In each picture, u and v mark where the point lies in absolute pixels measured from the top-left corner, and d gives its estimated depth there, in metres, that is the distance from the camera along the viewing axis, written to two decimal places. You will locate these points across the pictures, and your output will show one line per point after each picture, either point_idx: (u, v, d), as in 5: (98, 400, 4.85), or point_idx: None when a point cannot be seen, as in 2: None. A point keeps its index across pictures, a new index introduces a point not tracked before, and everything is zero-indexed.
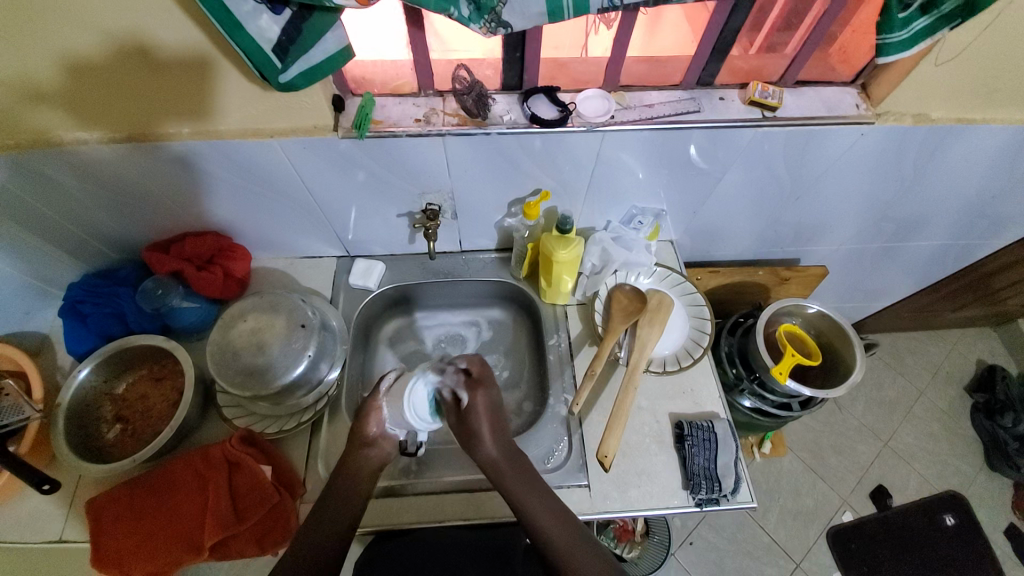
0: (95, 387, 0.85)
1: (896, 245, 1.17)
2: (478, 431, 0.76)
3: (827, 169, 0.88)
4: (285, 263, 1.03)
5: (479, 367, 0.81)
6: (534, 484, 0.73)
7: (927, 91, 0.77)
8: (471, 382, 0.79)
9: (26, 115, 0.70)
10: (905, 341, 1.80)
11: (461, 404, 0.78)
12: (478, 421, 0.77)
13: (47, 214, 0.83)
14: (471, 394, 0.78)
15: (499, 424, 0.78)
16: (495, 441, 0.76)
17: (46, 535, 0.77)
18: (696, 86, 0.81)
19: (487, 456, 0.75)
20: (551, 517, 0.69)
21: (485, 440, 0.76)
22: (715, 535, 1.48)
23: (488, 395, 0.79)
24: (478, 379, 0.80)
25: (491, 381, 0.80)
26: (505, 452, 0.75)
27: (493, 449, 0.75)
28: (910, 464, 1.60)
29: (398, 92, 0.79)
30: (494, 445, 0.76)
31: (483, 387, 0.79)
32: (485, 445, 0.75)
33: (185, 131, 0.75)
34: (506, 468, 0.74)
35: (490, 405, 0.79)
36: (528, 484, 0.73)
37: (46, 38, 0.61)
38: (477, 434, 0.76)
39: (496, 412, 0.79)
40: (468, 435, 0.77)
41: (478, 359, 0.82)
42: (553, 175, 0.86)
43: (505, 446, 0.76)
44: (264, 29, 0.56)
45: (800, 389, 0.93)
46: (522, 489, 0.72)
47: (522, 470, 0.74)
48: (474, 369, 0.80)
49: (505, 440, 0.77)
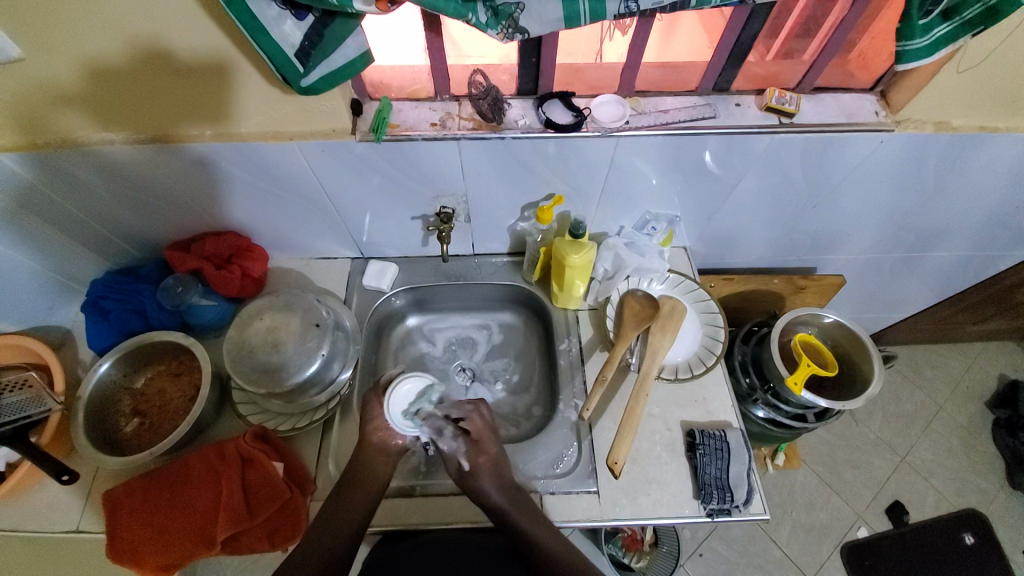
0: (115, 380, 0.87)
1: (916, 255, 1.15)
2: (480, 487, 0.77)
3: (844, 177, 0.87)
4: (300, 264, 1.04)
5: (477, 428, 0.83)
6: (534, 514, 0.75)
7: (948, 98, 0.75)
8: (471, 446, 0.80)
9: (55, 116, 0.73)
10: (924, 354, 1.76)
11: (461, 469, 0.79)
12: (482, 477, 0.77)
13: (73, 212, 0.85)
14: (470, 460, 0.79)
15: (504, 473, 0.79)
16: (497, 487, 0.76)
17: (64, 525, 0.79)
18: (712, 91, 0.80)
19: (494, 505, 0.75)
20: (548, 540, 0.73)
21: (490, 491, 0.76)
22: (725, 547, 1.45)
23: (490, 457, 0.80)
24: (477, 439, 0.81)
25: (490, 443, 0.81)
26: (508, 495, 0.76)
27: (494, 492, 0.76)
28: (929, 480, 1.55)
29: (415, 97, 0.80)
30: (496, 492, 0.76)
31: (483, 451, 0.80)
32: (492, 497, 0.76)
33: (206, 132, 0.77)
34: (513, 513, 0.74)
35: (491, 465, 0.79)
36: (529, 513, 0.75)
37: (77, 41, 0.63)
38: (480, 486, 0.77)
39: (502, 467, 0.79)
40: (472, 492, 0.77)
41: (474, 416, 0.84)
42: (566, 180, 0.86)
43: (506, 488, 0.77)
44: (287, 34, 0.57)
45: (815, 401, 0.92)
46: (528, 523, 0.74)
47: (522, 505, 0.76)
48: (473, 431, 0.82)
49: (507, 486, 0.77)
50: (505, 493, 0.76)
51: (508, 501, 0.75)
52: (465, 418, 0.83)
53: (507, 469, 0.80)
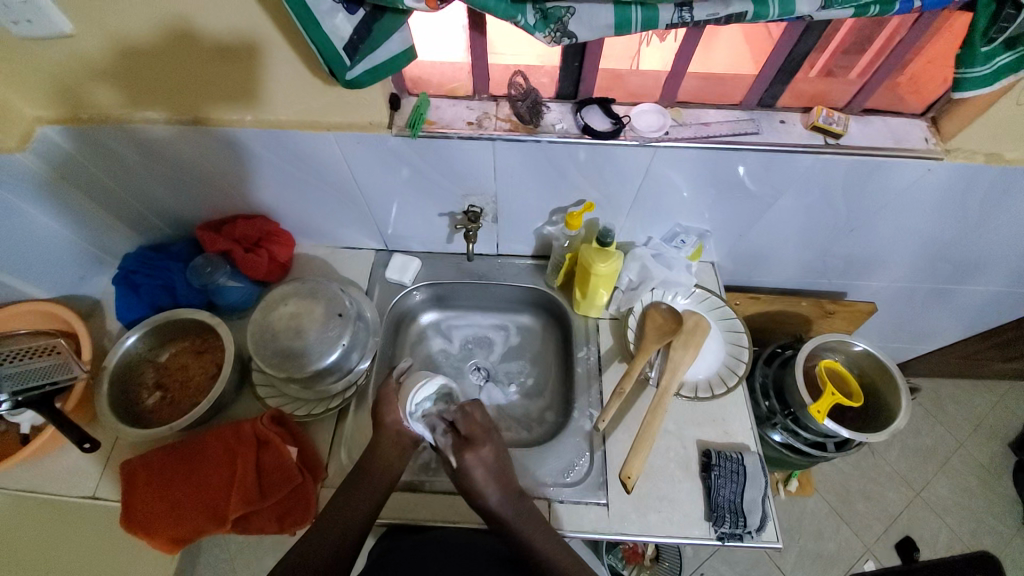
0: (141, 353, 0.89)
1: (951, 287, 1.11)
2: (475, 487, 0.74)
3: (885, 203, 0.85)
4: (325, 252, 1.05)
5: (467, 425, 0.79)
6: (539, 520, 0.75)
7: (1004, 130, 0.72)
8: (460, 443, 0.77)
9: (102, 92, 0.75)
10: (948, 388, 1.70)
11: (451, 466, 0.76)
12: (477, 477, 0.75)
13: (111, 186, 0.87)
14: (459, 458, 0.75)
15: (500, 474, 0.76)
16: (496, 489, 0.74)
17: (79, 491, 0.81)
18: (756, 107, 0.78)
19: (490, 510, 0.74)
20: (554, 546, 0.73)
21: (488, 494, 0.74)
22: (728, 568, 1.43)
23: (479, 456, 0.75)
24: (468, 438, 0.77)
25: (482, 440, 0.77)
26: (508, 499, 0.74)
27: (502, 489, 0.75)
28: (944, 518, 1.50)
29: (453, 94, 0.80)
30: (495, 497, 0.74)
31: (472, 449, 0.76)
32: (486, 500, 0.74)
33: (245, 117, 0.78)
34: (510, 518, 0.73)
35: (484, 464, 0.76)
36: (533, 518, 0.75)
37: (129, 21, 0.65)
38: (477, 486, 0.74)
39: (499, 467, 0.76)
40: (466, 490, 0.75)
41: (465, 413, 0.79)
42: (598, 187, 0.85)
43: (507, 494, 0.75)
44: (338, 27, 0.57)
45: (837, 430, 0.89)
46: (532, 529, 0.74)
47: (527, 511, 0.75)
48: (462, 430, 0.78)
49: (508, 486, 0.75)
50: (502, 497, 0.74)
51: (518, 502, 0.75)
52: (455, 417, 0.79)
53: (502, 471, 0.77)
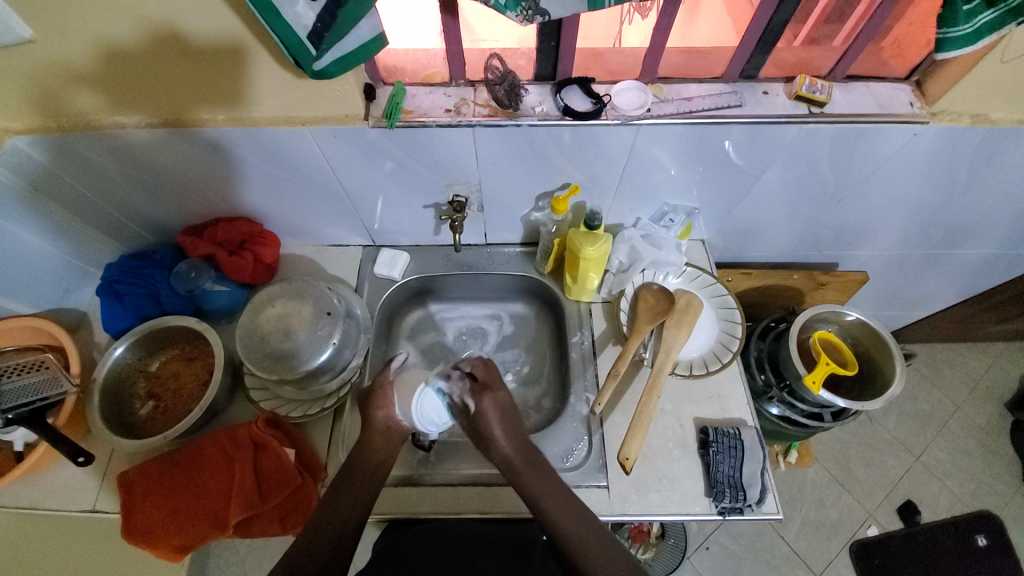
0: (130, 364, 0.88)
1: (941, 252, 1.11)
2: (490, 433, 0.75)
3: (873, 170, 0.84)
4: (313, 250, 1.04)
5: (484, 374, 0.80)
6: (553, 481, 0.72)
7: (988, 89, 0.71)
8: (477, 389, 0.77)
9: (73, 99, 0.72)
10: (942, 352, 1.72)
11: (468, 412, 0.76)
12: (488, 422, 0.75)
13: (87, 195, 0.85)
14: (477, 401, 0.76)
15: (510, 421, 0.77)
16: (508, 436, 0.75)
17: (80, 504, 0.81)
18: (738, 79, 0.77)
19: (502, 454, 0.74)
20: (566, 511, 0.70)
21: (499, 439, 0.75)
22: (733, 541, 1.45)
23: (495, 398, 0.77)
24: (485, 383, 0.79)
25: (498, 385, 0.79)
26: (519, 448, 0.74)
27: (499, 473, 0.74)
28: (942, 480, 1.53)
29: (429, 82, 0.78)
30: (507, 441, 0.75)
31: (489, 393, 0.77)
32: (499, 444, 0.74)
33: (219, 117, 0.76)
34: (520, 464, 0.73)
35: (499, 406, 0.77)
36: (546, 479, 0.73)
37: (90, 24, 0.63)
38: (490, 432, 0.75)
39: (509, 413, 0.77)
40: (481, 437, 0.75)
41: (483, 363, 0.81)
42: (584, 170, 0.84)
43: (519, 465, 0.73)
44: (301, 15, 0.56)
45: (833, 400, 0.89)
46: (545, 491, 0.71)
47: (536, 471, 0.73)
48: (480, 376, 0.79)
49: (518, 435, 0.76)
50: (515, 444, 0.75)
51: (527, 460, 0.74)
52: (474, 365, 0.80)
53: (514, 417, 0.78)
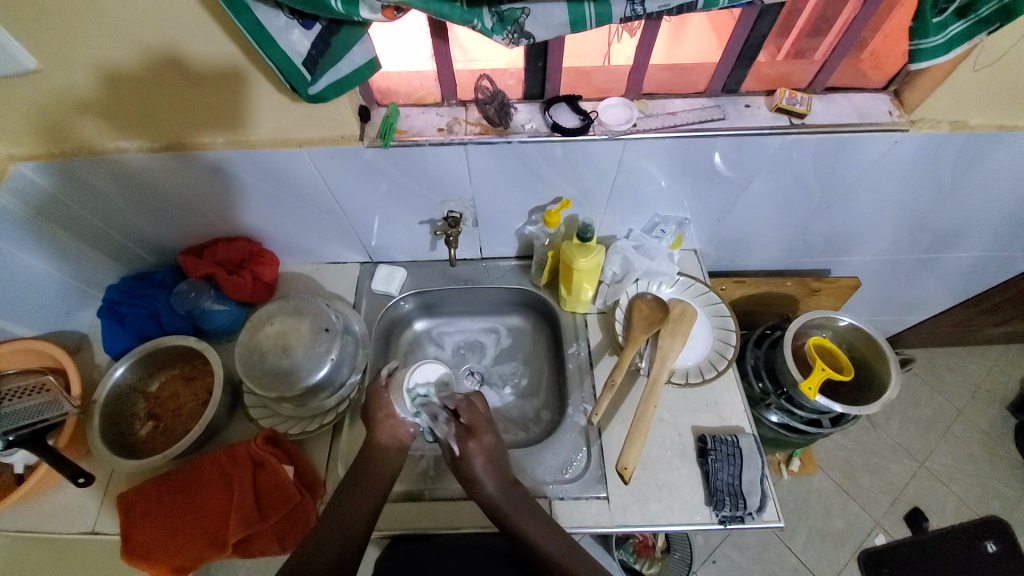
0: (130, 384, 0.89)
1: (933, 256, 1.12)
2: (475, 477, 0.74)
3: (858, 178, 0.86)
4: (311, 268, 1.05)
5: (470, 416, 0.78)
6: (548, 523, 0.72)
7: (964, 97, 0.74)
8: (463, 432, 0.77)
9: (77, 125, 0.75)
10: (942, 357, 1.72)
11: (454, 454, 0.76)
12: (474, 466, 0.75)
13: (90, 219, 0.87)
14: (461, 446, 0.76)
15: (498, 465, 0.76)
16: (495, 481, 0.74)
17: (79, 526, 0.80)
18: (721, 93, 0.80)
19: (489, 499, 0.73)
20: (556, 545, 0.70)
21: (486, 484, 0.74)
22: (739, 553, 1.43)
23: (480, 445, 0.76)
24: (470, 428, 0.77)
25: (485, 430, 0.77)
26: (505, 490, 0.74)
27: (497, 486, 0.74)
28: (948, 486, 1.51)
29: (422, 103, 0.81)
30: (493, 484, 0.74)
31: (475, 438, 0.76)
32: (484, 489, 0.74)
33: (219, 139, 0.79)
34: (509, 509, 0.72)
35: (485, 452, 0.76)
36: (535, 518, 0.72)
37: (96, 53, 0.65)
38: (477, 477, 0.74)
39: (495, 457, 0.76)
40: (466, 479, 0.75)
41: (470, 403, 0.80)
42: (575, 184, 0.86)
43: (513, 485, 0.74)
44: (295, 43, 0.58)
45: (830, 405, 0.90)
46: (534, 530, 0.71)
47: (531, 508, 0.73)
48: (466, 419, 0.78)
49: (503, 477, 0.75)
50: (501, 485, 0.74)
51: (512, 499, 0.73)
52: (458, 405, 0.79)
53: (501, 460, 0.77)
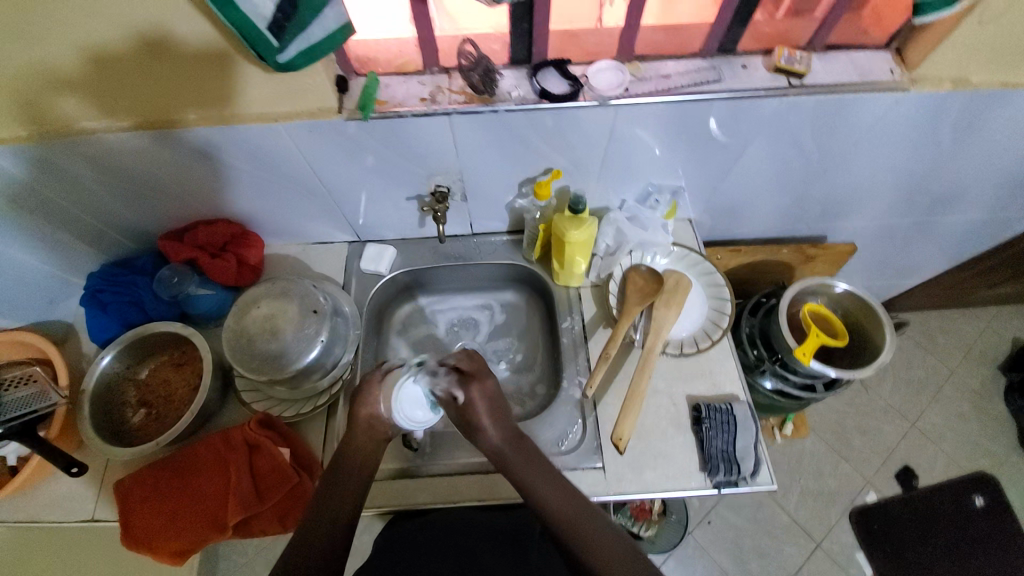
0: (119, 373, 0.88)
1: (930, 219, 1.11)
2: (478, 424, 0.74)
3: (856, 141, 0.83)
4: (298, 249, 1.03)
5: (471, 364, 0.78)
6: (547, 469, 0.71)
7: (967, 53, 0.70)
8: (464, 380, 0.76)
9: (40, 106, 0.70)
10: (936, 319, 1.73)
11: (456, 403, 0.75)
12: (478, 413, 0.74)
13: (65, 205, 0.84)
14: (465, 392, 0.75)
15: (499, 412, 0.76)
16: (497, 428, 0.74)
17: (79, 514, 0.81)
18: (716, 52, 0.76)
19: (492, 445, 0.74)
20: (560, 498, 0.67)
21: (487, 431, 0.74)
22: (734, 514, 1.47)
23: (484, 388, 0.76)
24: (472, 373, 0.77)
25: (486, 375, 0.78)
26: (507, 439, 0.73)
27: (494, 438, 0.74)
28: (938, 445, 1.55)
29: (403, 71, 0.76)
30: (497, 432, 0.74)
31: (477, 381, 0.76)
32: (490, 437, 0.73)
33: (191, 116, 0.74)
34: (511, 455, 0.72)
35: (488, 397, 0.76)
36: (534, 462, 0.71)
37: (54, 28, 0.60)
38: (478, 423, 0.74)
39: (497, 403, 0.76)
40: (469, 426, 0.75)
41: (468, 353, 0.80)
42: (565, 154, 0.83)
43: (507, 429, 0.74)
44: (258, 6, 0.54)
45: (824, 370, 0.90)
46: (531, 474, 0.70)
47: (528, 452, 0.73)
48: (465, 366, 0.77)
49: (506, 425, 0.75)
50: (504, 433, 0.74)
51: (514, 447, 0.73)
52: (458, 358, 0.78)
53: (502, 410, 0.76)
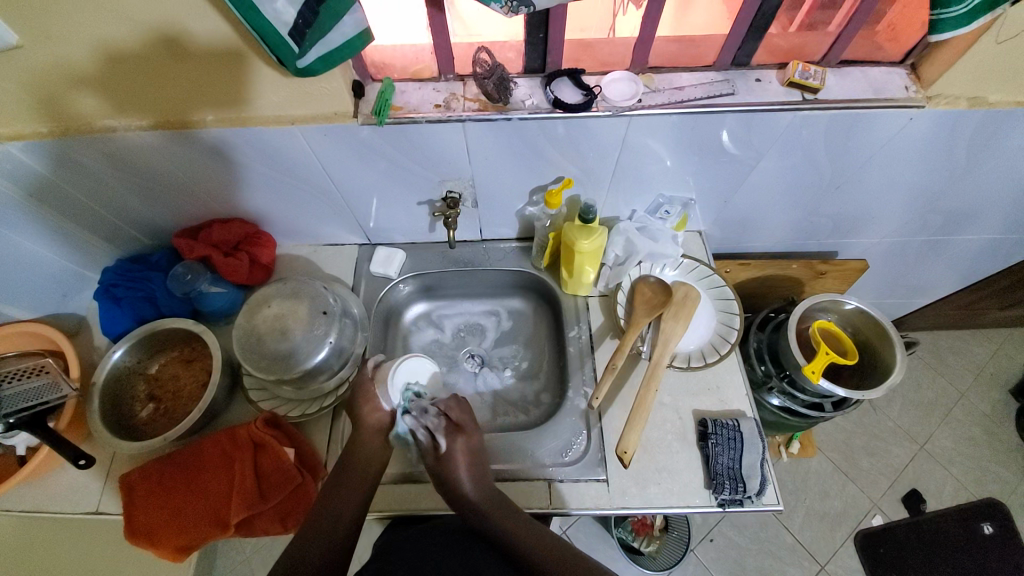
0: (130, 367, 0.89)
1: (942, 239, 1.09)
2: (454, 475, 0.73)
3: (868, 158, 0.83)
4: (308, 250, 1.04)
5: (460, 413, 0.79)
6: (523, 519, 0.70)
7: (984, 72, 0.70)
8: (452, 429, 0.77)
9: (63, 102, 0.72)
10: (947, 340, 1.70)
11: (438, 451, 0.75)
12: (455, 466, 0.73)
13: (83, 200, 0.85)
14: (449, 440, 0.75)
15: (478, 466, 0.75)
16: (473, 482, 0.73)
17: (83, 507, 0.81)
18: (730, 66, 0.76)
19: (465, 498, 0.72)
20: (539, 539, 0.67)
21: (462, 484, 0.72)
22: (737, 532, 1.44)
23: (469, 441, 0.76)
24: (459, 424, 0.78)
25: (472, 428, 0.78)
26: (484, 492, 0.72)
27: (470, 490, 0.72)
28: (948, 469, 1.52)
29: (419, 77, 0.78)
30: (473, 486, 0.72)
31: (463, 434, 0.76)
32: (464, 490, 0.72)
33: (209, 117, 0.76)
34: (485, 507, 0.71)
35: (469, 452, 0.75)
36: (508, 514, 0.71)
37: (81, 28, 0.62)
38: (455, 476, 0.73)
39: (476, 458, 0.76)
40: (444, 480, 0.73)
41: (459, 402, 0.81)
42: (576, 163, 0.83)
43: (483, 483, 0.73)
44: (280, 12, 0.56)
45: (832, 389, 0.89)
46: (508, 522, 0.69)
47: (503, 505, 0.72)
48: (455, 416, 0.78)
49: (482, 480, 0.74)
50: (479, 486, 0.73)
51: (490, 500, 0.72)
52: (448, 404, 0.80)
53: (481, 464, 0.76)
